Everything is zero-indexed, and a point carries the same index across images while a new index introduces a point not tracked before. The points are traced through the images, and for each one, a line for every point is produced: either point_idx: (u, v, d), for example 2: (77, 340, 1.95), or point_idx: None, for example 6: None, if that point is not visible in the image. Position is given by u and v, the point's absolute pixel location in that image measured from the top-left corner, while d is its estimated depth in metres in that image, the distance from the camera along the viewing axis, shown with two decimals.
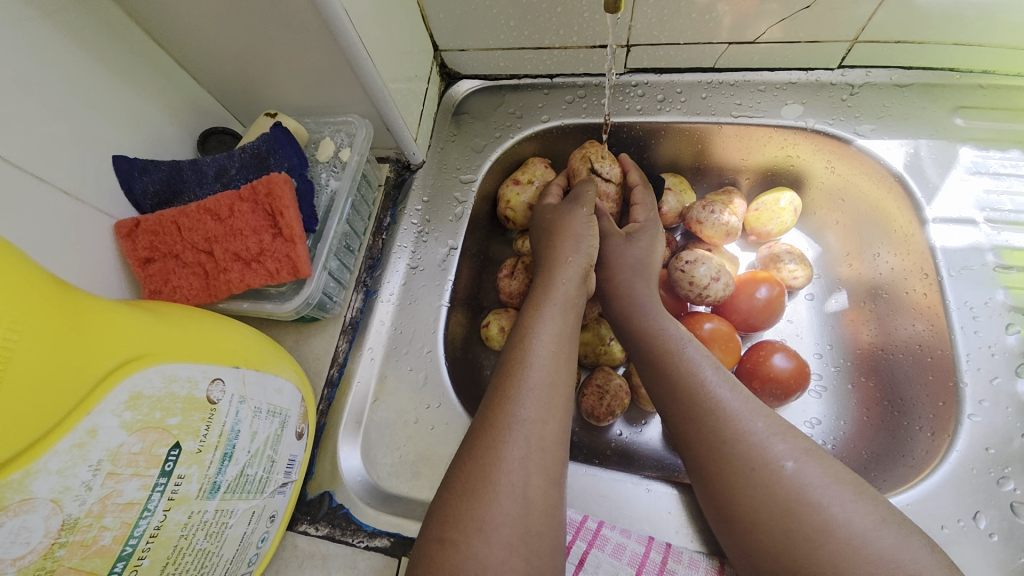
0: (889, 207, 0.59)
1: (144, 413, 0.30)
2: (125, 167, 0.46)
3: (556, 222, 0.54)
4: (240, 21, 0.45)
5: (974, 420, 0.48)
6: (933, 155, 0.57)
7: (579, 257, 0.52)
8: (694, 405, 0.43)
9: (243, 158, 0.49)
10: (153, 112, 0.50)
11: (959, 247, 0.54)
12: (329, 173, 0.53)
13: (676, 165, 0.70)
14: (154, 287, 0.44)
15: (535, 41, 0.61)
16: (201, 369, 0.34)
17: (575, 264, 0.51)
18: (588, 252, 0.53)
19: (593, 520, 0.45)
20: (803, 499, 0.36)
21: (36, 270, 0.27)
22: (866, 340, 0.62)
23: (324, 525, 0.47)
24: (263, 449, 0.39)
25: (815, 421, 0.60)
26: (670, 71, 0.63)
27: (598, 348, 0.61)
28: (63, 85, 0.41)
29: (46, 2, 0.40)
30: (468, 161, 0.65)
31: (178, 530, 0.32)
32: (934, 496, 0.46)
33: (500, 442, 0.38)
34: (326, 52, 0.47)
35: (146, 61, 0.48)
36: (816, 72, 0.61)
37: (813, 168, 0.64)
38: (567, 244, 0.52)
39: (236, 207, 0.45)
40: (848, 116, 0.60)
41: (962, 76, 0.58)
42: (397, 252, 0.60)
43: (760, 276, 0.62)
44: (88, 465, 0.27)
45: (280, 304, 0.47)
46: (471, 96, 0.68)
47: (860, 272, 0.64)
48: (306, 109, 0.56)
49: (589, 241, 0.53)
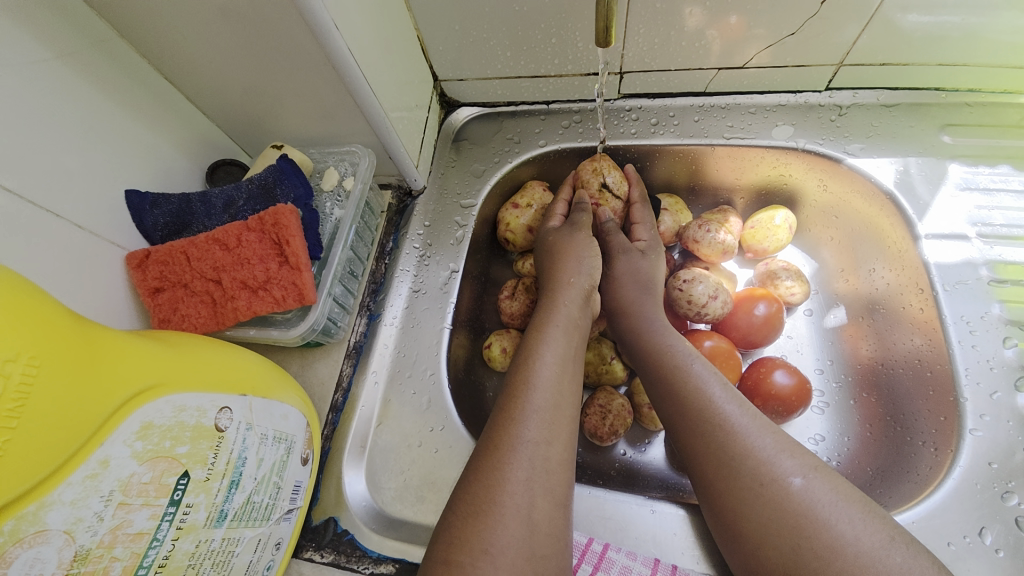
0: (883, 223, 0.60)
1: (154, 442, 0.31)
2: (137, 201, 0.48)
3: (558, 245, 0.55)
4: (249, 59, 0.47)
5: (976, 434, 0.48)
6: (923, 172, 0.59)
7: (583, 276, 0.53)
8: (698, 422, 0.43)
9: (250, 190, 0.51)
10: (164, 146, 0.52)
11: (954, 262, 0.55)
12: (333, 202, 0.55)
13: (672, 186, 0.71)
14: (163, 316, 0.45)
15: (532, 70, 0.63)
16: (210, 397, 0.35)
17: (578, 283, 0.52)
18: (591, 271, 0.53)
19: (598, 542, 0.45)
20: (810, 516, 0.36)
21: (53, 304, 0.28)
22: (866, 355, 0.62)
23: (329, 552, 0.47)
24: (269, 476, 0.39)
25: (819, 438, 0.60)
26: (663, 96, 0.65)
27: (599, 367, 0.62)
28: (78, 122, 0.43)
29: (63, 45, 0.42)
30: (468, 186, 0.67)
31: (185, 560, 0.33)
32: (940, 512, 0.46)
33: (505, 464, 0.39)
34: (331, 86, 0.49)
35: (158, 98, 0.50)
36: (804, 94, 0.63)
37: (806, 186, 0.65)
38: (569, 262, 0.53)
39: (243, 236, 0.47)
40: (837, 135, 0.61)
41: (948, 95, 0.60)
42: (400, 275, 0.61)
43: (759, 292, 0.63)
44: (101, 496, 0.28)
45: (287, 331, 0.48)
46: (470, 123, 0.71)
47: (857, 287, 0.64)
48: (311, 139, 0.58)
49: (592, 262, 0.54)
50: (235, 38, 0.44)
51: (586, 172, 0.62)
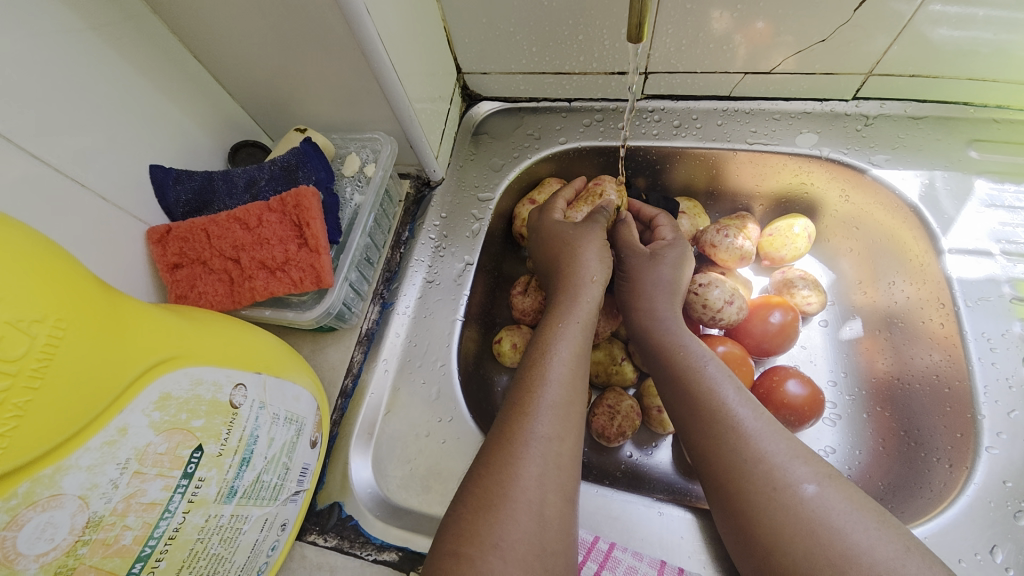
0: (905, 236, 0.60)
1: (171, 413, 0.31)
2: (161, 176, 0.48)
3: (568, 237, 0.54)
4: (277, 41, 0.47)
5: (991, 452, 0.48)
6: (948, 186, 0.58)
7: (601, 279, 0.52)
8: (713, 423, 0.43)
9: (272, 171, 0.51)
10: (189, 124, 0.52)
11: (976, 278, 0.54)
12: (353, 187, 0.55)
13: (690, 190, 0.71)
14: (180, 292, 0.45)
15: (556, 66, 0.63)
16: (226, 373, 0.35)
17: (597, 285, 0.52)
18: (605, 265, 0.53)
19: (605, 541, 0.45)
20: (824, 524, 0.35)
21: (80, 270, 0.28)
22: (882, 369, 0.61)
23: (333, 536, 0.47)
24: (279, 456, 0.39)
25: (830, 449, 0.59)
26: (687, 98, 0.65)
27: (609, 367, 0.62)
28: (103, 95, 0.43)
29: (95, 16, 0.42)
30: (486, 180, 0.67)
31: (194, 533, 0.33)
32: (951, 528, 0.45)
33: (517, 458, 0.38)
34: (358, 72, 0.49)
35: (186, 76, 0.51)
36: (830, 103, 0.62)
37: (827, 196, 0.65)
38: (584, 256, 0.53)
39: (264, 217, 0.47)
40: (862, 146, 0.61)
41: (976, 110, 0.59)
42: (414, 265, 0.61)
43: (774, 300, 0.62)
44: (117, 463, 0.28)
45: (302, 313, 0.48)
46: (490, 117, 0.71)
47: (875, 300, 0.64)
48: (334, 125, 0.58)
49: (605, 255, 0.53)
50: (265, 19, 0.44)
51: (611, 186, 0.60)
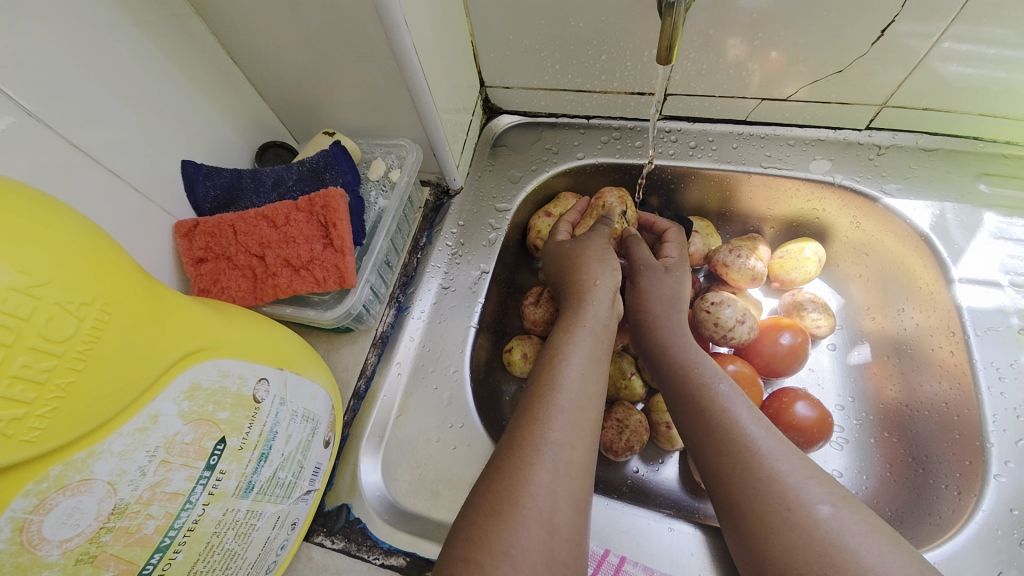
0: (914, 264, 0.61)
1: (199, 404, 0.31)
2: (192, 171, 0.49)
3: (576, 250, 0.56)
4: (313, 46, 0.48)
5: (1000, 480, 0.48)
6: (959, 218, 0.59)
7: (607, 280, 0.52)
8: (728, 440, 0.43)
9: (300, 172, 0.52)
10: (221, 122, 0.53)
11: (986, 308, 0.55)
12: (378, 191, 0.56)
13: (703, 210, 0.72)
14: (203, 286, 0.46)
15: (578, 84, 0.65)
16: (252, 367, 0.35)
17: (604, 286, 0.52)
18: (614, 272, 0.53)
19: (615, 555, 0.46)
20: (840, 545, 0.35)
21: (126, 259, 0.28)
22: (890, 396, 0.61)
23: (340, 538, 0.47)
24: (295, 453, 0.39)
25: (839, 473, 0.60)
26: (703, 121, 0.67)
27: (619, 381, 0.62)
28: (143, 90, 0.44)
29: (142, 14, 0.43)
30: (503, 190, 0.68)
31: (211, 527, 0.33)
32: (960, 555, 0.45)
33: (534, 467, 0.39)
34: (388, 80, 0.50)
35: (221, 75, 0.52)
36: (844, 131, 0.63)
37: (838, 222, 0.66)
38: (591, 265, 0.53)
39: (292, 216, 0.48)
40: (875, 174, 0.62)
41: (985, 145, 0.61)
42: (431, 271, 0.62)
43: (784, 322, 0.63)
44: (146, 450, 0.28)
45: (323, 312, 0.49)
46: (510, 130, 0.72)
47: (884, 326, 0.64)
48: (360, 130, 0.59)
49: (614, 263, 0.54)
50: (304, 23, 0.46)
51: (613, 196, 0.63)
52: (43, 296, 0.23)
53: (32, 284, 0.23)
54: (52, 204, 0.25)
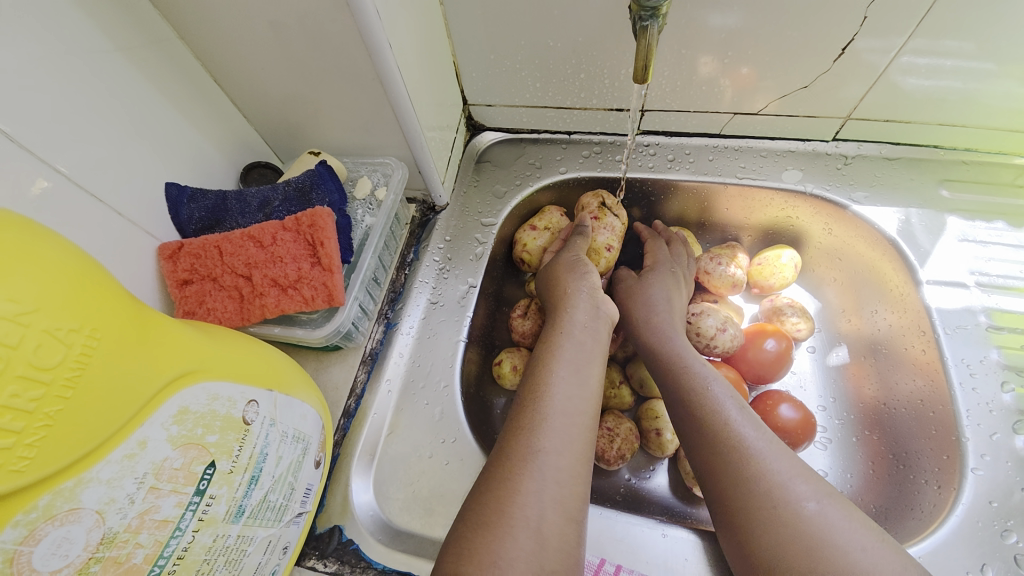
0: (884, 268, 0.63)
1: (188, 428, 0.30)
2: (176, 193, 0.48)
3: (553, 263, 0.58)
4: (298, 68, 0.49)
5: (977, 473, 0.50)
6: (924, 222, 0.62)
7: (580, 285, 0.54)
8: (714, 445, 0.44)
9: (286, 192, 0.52)
10: (205, 144, 0.53)
11: (954, 308, 0.58)
12: (365, 209, 0.57)
13: (683, 220, 0.74)
14: (188, 308, 0.45)
15: (558, 101, 0.67)
16: (241, 389, 0.34)
17: (580, 292, 0.54)
18: (589, 277, 0.55)
19: (611, 563, 0.46)
20: (826, 543, 0.36)
21: (114, 283, 0.28)
22: (869, 395, 0.63)
23: (332, 561, 0.46)
24: (285, 475, 0.39)
25: (824, 472, 0.61)
26: (680, 135, 0.69)
27: (608, 391, 0.63)
28: (126, 116, 0.44)
29: (124, 38, 0.43)
30: (489, 206, 0.69)
31: (201, 554, 0.32)
32: (945, 548, 0.47)
33: (524, 479, 0.39)
34: (373, 99, 0.51)
35: (206, 98, 0.52)
36: (812, 143, 0.66)
37: (812, 229, 0.69)
38: (566, 271, 0.56)
39: (279, 235, 0.48)
40: (843, 183, 0.65)
41: (945, 153, 0.64)
42: (418, 287, 0.62)
43: (768, 329, 0.65)
44: (135, 477, 0.27)
45: (312, 331, 0.49)
46: (493, 146, 0.73)
47: (859, 328, 0.67)
48: (346, 149, 0.60)
49: (588, 267, 0.55)
50: (288, 46, 0.47)
51: (590, 196, 0.65)
52: (32, 323, 0.23)
53: (21, 312, 0.23)
54: (40, 231, 0.25)
